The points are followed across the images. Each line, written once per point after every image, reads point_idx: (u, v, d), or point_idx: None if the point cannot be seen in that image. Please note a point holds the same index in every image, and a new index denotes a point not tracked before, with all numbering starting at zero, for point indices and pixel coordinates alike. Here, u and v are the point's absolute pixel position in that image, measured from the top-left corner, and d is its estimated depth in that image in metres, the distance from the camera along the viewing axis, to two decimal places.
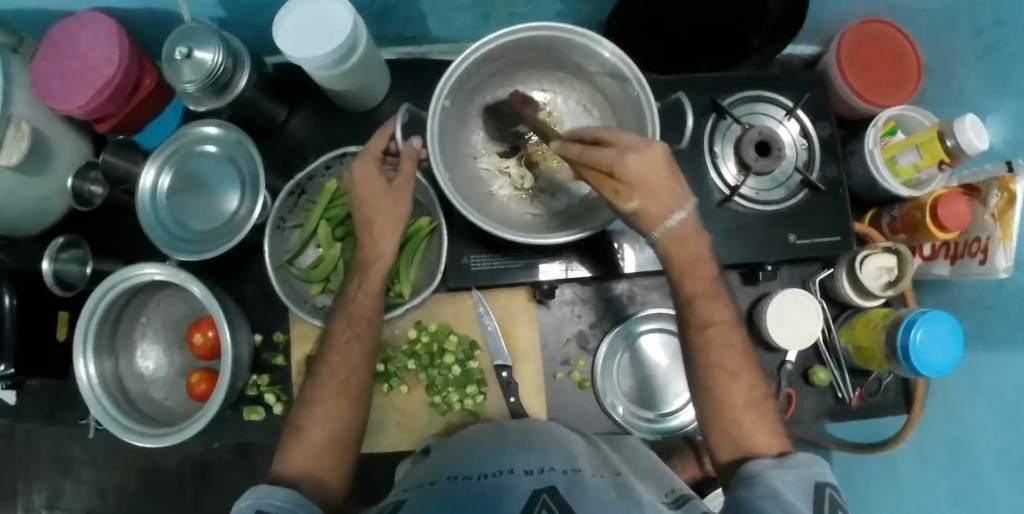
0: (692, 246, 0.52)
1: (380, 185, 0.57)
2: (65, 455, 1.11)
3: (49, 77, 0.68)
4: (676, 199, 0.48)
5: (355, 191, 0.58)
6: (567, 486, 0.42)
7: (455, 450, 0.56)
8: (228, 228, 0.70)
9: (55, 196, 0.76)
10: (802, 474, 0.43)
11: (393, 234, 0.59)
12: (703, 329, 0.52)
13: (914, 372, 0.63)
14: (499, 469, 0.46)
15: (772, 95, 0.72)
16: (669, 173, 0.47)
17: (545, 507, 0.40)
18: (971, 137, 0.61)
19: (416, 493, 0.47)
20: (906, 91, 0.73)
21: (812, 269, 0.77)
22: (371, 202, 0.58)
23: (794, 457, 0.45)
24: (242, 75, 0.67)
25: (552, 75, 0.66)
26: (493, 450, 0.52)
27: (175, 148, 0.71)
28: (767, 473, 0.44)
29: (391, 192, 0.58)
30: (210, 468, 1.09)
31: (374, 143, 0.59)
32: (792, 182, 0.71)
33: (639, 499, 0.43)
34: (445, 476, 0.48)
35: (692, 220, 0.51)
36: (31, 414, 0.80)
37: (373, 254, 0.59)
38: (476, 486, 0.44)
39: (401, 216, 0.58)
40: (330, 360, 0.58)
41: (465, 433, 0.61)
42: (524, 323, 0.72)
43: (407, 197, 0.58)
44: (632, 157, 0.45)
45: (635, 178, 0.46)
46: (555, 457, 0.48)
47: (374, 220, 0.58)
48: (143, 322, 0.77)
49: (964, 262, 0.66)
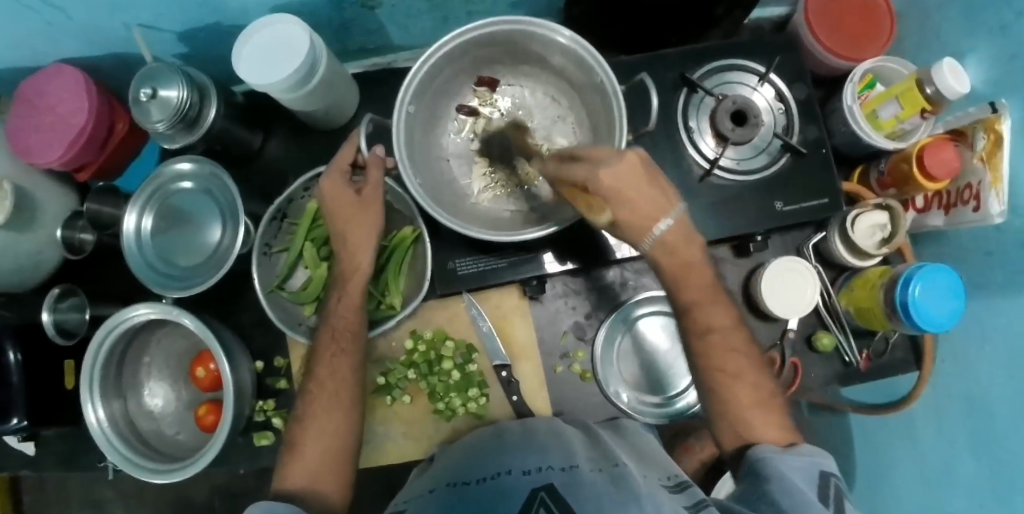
0: (683, 252, 0.51)
1: (350, 197, 0.58)
2: (97, 498, 1.13)
3: (25, 134, 0.69)
4: (659, 208, 0.47)
5: (325, 206, 0.59)
6: (564, 483, 0.42)
7: (456, 456, 0.56)
8: (213, 260, 0.71)
9: (47, 248, 0.77)
10: (808, 462, 0.44)
11: (367, 245, 0.60)
12: (687, 300, 0.53)
13: (917, 328, 0.62)
14: (497, 471, 0.46)
15: (742, 62, 0.70)
16: (648, 180, 0.46)
17: (544, 505, 0.40)
18: (949, 81, 0.60)
19: (416, 501, 0.47)
20: (880, 40, 0.72)
21: (805, 234, 0.75)
22: (344, 214, 0.58)
23: (800, 446, 0.46)
24: (210, 107, 0.67)
25: (516, 70, 0.66)
26: (493, 452, 0.52)
27: (153, 189, 0.71)
28: (772, 457, 0.45)
29: (362, 203, 0.58)
30: (238, 495, 1.10)
31: (340, 157, 0.60)
32: (773, 147, 0.69)
33: (634, 487, 0.43)
34: (443, 483, 0.49)
35: (681, 224, 0.50)
36: (51, 462, 0.81)
37: (351, 266, 0.60)
38: (473, 490, 0.44)
39: (374, 224, 0.59)
40: (319, 376, 0.59)
41: (466, 440, 0.60)
42: (518, 320, 0.72)
43: (379, 205, 0.59)
44: (604, 173, 0.44)
45: (611, 193, 0.45)
46: (551, 453, 0.49)
47: (348, 233, 0.59)
48: (147, 362, 0.78)
49: (958, 210, 0.65)
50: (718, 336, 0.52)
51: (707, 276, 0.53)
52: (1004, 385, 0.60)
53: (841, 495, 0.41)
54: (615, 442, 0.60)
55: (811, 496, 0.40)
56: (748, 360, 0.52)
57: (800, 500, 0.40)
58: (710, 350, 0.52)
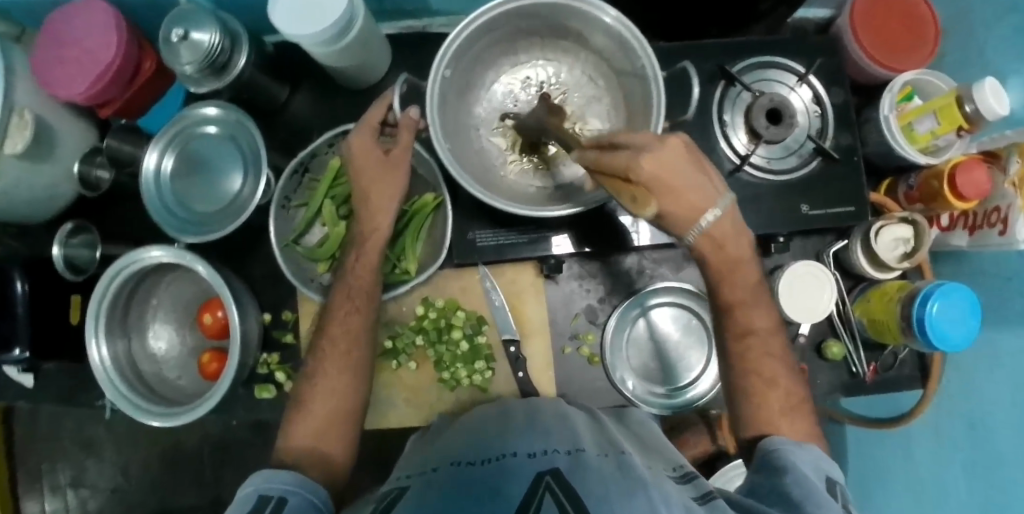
0: (730, 248, 0.51)
1: (377, 157, 0.58)
2: (89, 436, 1.14)
3: (49, 66, 0.68)
4: (708, 197, 0.47)
5: (351, 162, 0.59)
6: (570, 468, 0.41)
7: (458, 434, 0.56)
8: (231, 209, 0.70)
9: (62, 183, 0.76)
10: (817, 463, 0.45)
11: (388, 208, 0.59)
12: (715, 285, 0.53)
13: (929, 346, 0.62)
14: (501, 453, 0.46)
15: (783, 61, 0.69)
16: (691, 165, 0.45)
17: (549, 488, 0.39)
18: (991, 103, 0.59)
19: (419, 479, 0.46)
20: (924, 54, 0.71)
21: (826, 241, 0.75)
22: (371, 174, 0.58)
23: (810, 447, 0.47)
24: (241, 55, 0.66)
25: (556, 45, 0.64)
26: (497, 432, 0.52)
27: (176, 130, 0.70)
28: (783, 449, 0.46)
29: (388, 163, 0.58)
30: (230, 446, 1.11)
31: (371, 113, 0.59)
32: (805, 149, 0.69)
33: (639, 475, 0.42)
34: (446, 462, 0.48)
35: (727, 217, 0.49)
36: (47, 396, 0.81)
37: (370, 228, 0.60)
38: (479, 471, 0.43)
39: (399, 183, 0.59)
40: (332, 334, 0.59)
41: (474, 416, 0.61)
42: (531, 298, 0.71)
43: (404, 168, 0.59)
44: (647, 157, 0.42)
45: (654, 180, 0.43)
46: (557, 438, 0.48)
47: (371, 192, 0.59)
48: (154, 304, 0.77)
49: (982, 233, 0.65)
50: (751, 333, 0.53)
51: (725, 266, 0.52)
52: None
53: (847, 499, 0.43)
54: (617, 428, 0.60)
55: (820, 487, 0.42)
56: (758, 366, 0.52)
57: (811, 487, 0.41)
58: (734, 330, 0.53)
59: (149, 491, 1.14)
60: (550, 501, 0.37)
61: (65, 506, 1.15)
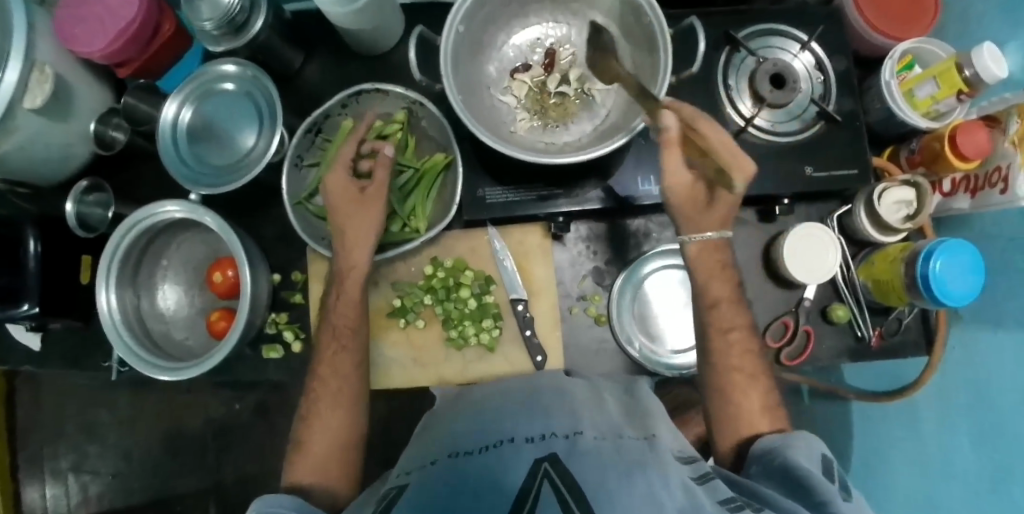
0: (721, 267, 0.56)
1: (354, 192, 0.62)
2: (91, 420, 1.13)
3: (71, 23, 0.69)
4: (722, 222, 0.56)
5: (328, 201, 0.62)
6: (567, 453, 0.42)
7: (465, 412, 0.56)
8: (244, 164, 0.71)
9: (78, 144, 0.77)
10: (809, 447, 0.47)
11: (363, 242, 0.62)
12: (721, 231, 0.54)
13: (935, 302, 0.62)
14: (501, 439, 0.47)
15: (786, 28, 0.71)
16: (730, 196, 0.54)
17: (546, 475, 0.39)
18: (988, 64, 0.60)
19: (418, 474, 0.46)
20: (923, 26, 0.73)
21: (831, 206, 0.76)
22: (347, 208, 0.61)
23: (799, 434, 0.49)
24: (258, 17, 0.67)
25: (565, 7, 0.67)
26: (496, 414, 0.53)
27: (196, 84, 0.72)
28: (776, 446, 0.48)
29: (365, 199, 0.62)
30: (233, 429, 1.10)
31: (343, 153, 0.63)
32: (808, 114, 0.70)
33: (638, 457, 0.43)
34: (445, 453, 0.48)
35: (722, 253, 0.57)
36: (54, 361, 0.81)
37: (348, 264, 0.62)
38: (477, 460, 0.44)
39: (374, 222, 0.62)
40: (323, 371, 0.60)
41: (480, 393, 0.62)
42: (538, 258, 0.72)
43: (381, 203, 0.62)
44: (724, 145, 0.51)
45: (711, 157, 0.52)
46: (557, 417, 0.49)
47: (347, 229, 0.62)
48: (164, 264, 0.78)
49: (984, 193, 0.64)
50: None
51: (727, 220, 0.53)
52: (1014, 372, 0.60)
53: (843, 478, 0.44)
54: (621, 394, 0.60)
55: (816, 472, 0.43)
56: None
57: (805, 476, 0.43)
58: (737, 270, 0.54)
59: (151, 475, 1.13)
60: (548, 491, 0.37)
61: (65, 492, 1.14)
